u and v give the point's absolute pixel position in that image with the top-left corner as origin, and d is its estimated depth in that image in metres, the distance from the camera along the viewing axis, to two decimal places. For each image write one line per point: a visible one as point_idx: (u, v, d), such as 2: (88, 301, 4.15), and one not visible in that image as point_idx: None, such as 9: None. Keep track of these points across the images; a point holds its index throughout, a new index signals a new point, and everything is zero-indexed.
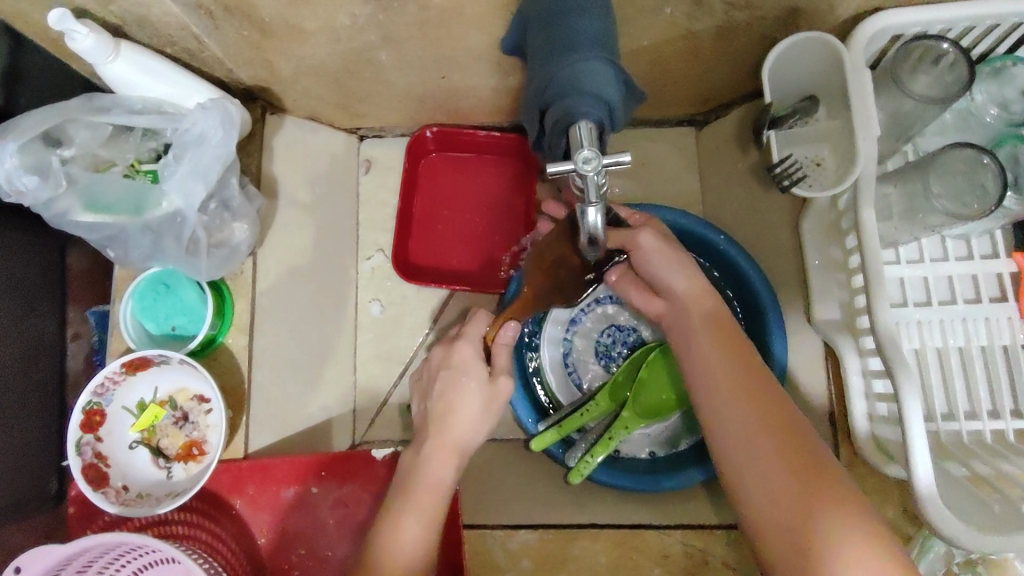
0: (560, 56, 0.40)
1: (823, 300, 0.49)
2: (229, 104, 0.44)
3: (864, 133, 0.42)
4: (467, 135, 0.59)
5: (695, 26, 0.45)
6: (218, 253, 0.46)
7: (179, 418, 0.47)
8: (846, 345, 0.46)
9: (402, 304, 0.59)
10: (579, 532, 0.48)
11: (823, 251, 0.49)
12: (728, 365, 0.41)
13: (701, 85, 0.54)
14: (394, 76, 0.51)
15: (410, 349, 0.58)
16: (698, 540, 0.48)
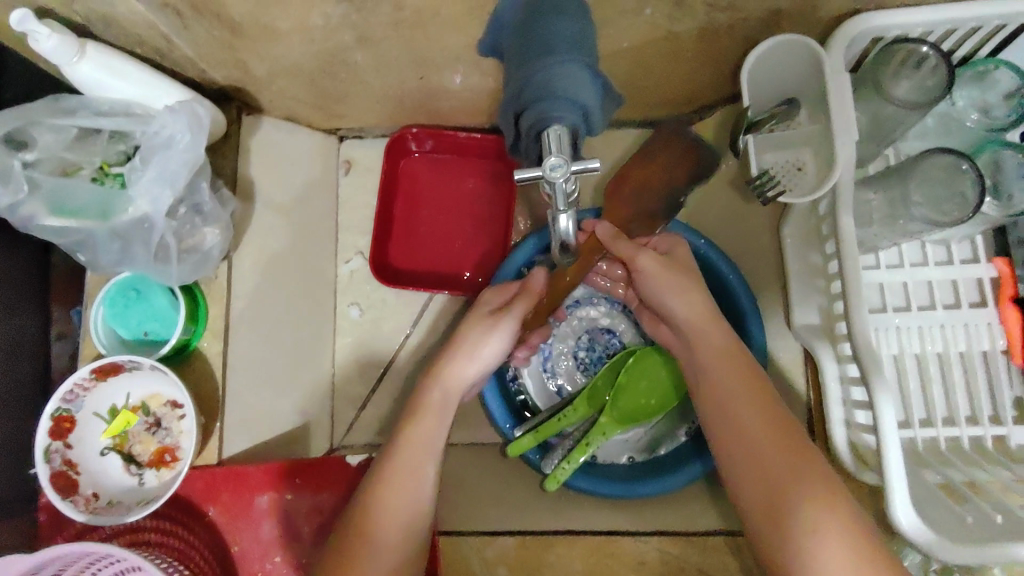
0: (534, 59, 0.39)
1: (803, 305, 0.49)
2: (198, 107, 0.45)
3: (846, 141, 0.41)
4: (447, 137, 0.59)
5: (676, 27, 0.43)
6: (190, 257, 0.48)
7: (152, 424, 0.48)
8: (824, 350, 0.46)
9: (382, 307, 0.59)
10: (556, 538, 0.47)
11: (803, 256, 0.48)
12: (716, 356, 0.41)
13: (685, 86, 0.53)
14: (371, 77, 0.51)
15: (389, 350, 0.59)
16: (674, 547, 0.47)
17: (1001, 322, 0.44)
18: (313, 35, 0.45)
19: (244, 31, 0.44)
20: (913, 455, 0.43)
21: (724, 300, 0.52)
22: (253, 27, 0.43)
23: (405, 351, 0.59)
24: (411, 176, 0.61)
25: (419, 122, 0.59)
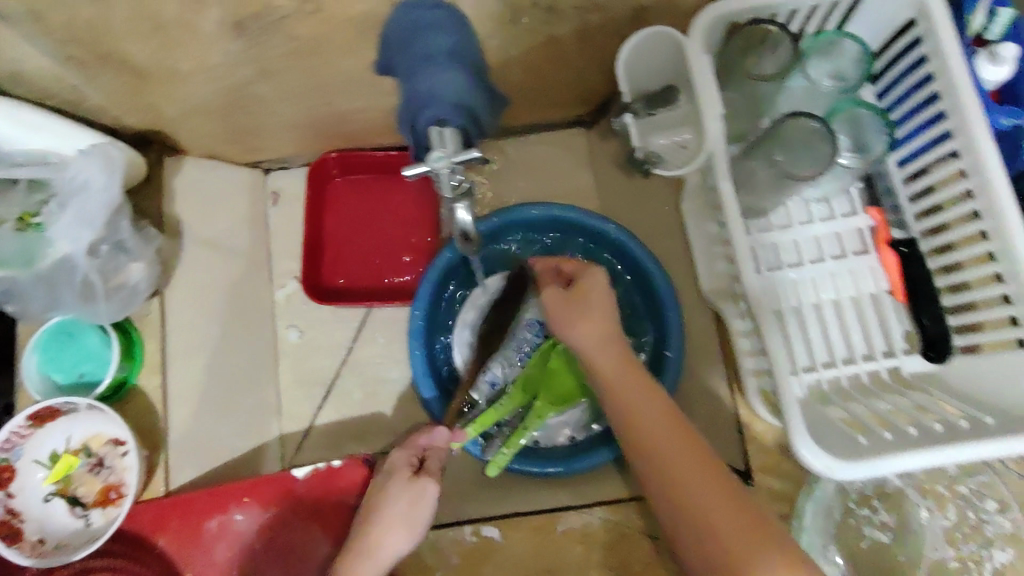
0: (420, 67, 0.45)
1: (708, 272, 0.53)
2: (112, 150, 0.48)
3: (711, 114, 0.45)
4: (365, 157, 0.62)
5: (554, 31, 0.47)
6: (117, 295, 0.51)
7: (94, 465, 0.49)
8: (730, 310, 0.50)
9: (320, 327, 0.61)
10: (501, 522, 0.50)
11: (700, 224, 0.53)
12: (631, 387, 0.42)
13: (578, 86, 0.57)
14: (278, 107, 0.54)
15: (330, 370, 0.61)
16: (615, 514, 0.49)
17: (882, 265, 0.50)
18: (217, 73, 0.47)
19: (152, 75, 0.46)
20: (820, 393, 0.47)
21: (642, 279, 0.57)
22: (155, 70, 0.46)
23: (347, 364, 0.61)
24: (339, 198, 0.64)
25: (337, 147, 0.62)
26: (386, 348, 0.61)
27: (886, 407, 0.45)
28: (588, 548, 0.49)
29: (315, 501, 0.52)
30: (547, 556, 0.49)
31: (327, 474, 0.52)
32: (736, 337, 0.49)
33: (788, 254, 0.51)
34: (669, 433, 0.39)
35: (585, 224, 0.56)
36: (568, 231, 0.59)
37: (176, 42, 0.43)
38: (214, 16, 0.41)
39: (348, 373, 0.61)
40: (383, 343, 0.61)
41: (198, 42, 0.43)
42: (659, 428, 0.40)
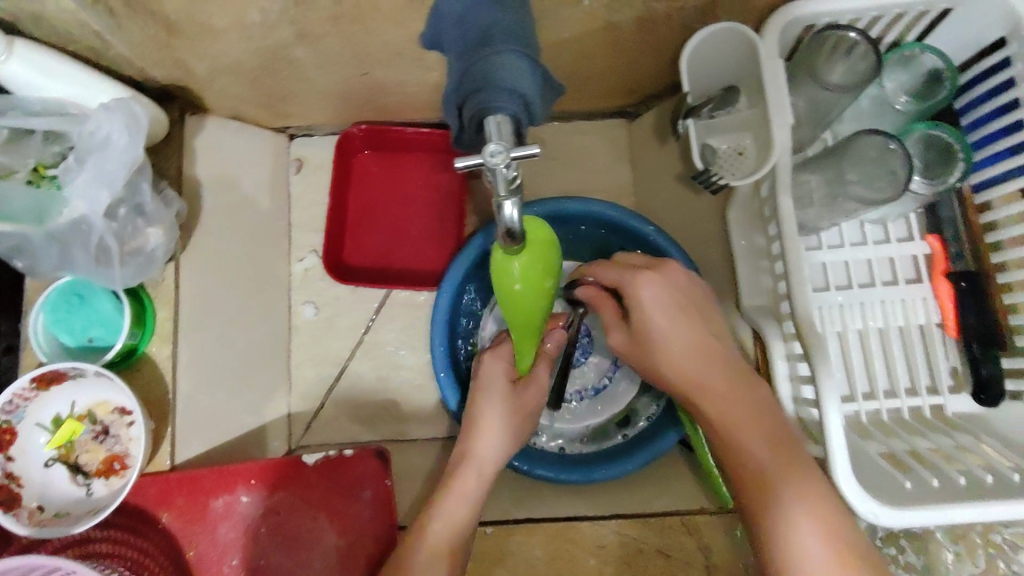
0: (478, 47, 0.59)
1: (739, 242, 0.77)
2: (135, 106, 0.66)
3: (780, 125, 0.64)
4: (401, 131, 0.90)
5: (611, 18, 0.68)
6: (135, 259, 0.72)
7: (101, 432, 0.73)
8: (771, 329, 0.72)
9: (337, 305, 0.93)
10: (568, 526, 0.73)
11: (746, 236, 0.76)
12: (734, 392, 0.62)
13: (578, 85, 0.83)
14: (308, 66, 0.77)
15: (342, 344, 0.92)
16: (631, 531, 0.72)
17: None
18: (254, 37, 0.70)
19: (350, 14, 0.66)
20: None
21: (636, 240, 0.84)
22: (193, 26, 0.67)
23: (360, 344, 0.92)
24: (358, 167, 0.94)
25: (366, 121, 0.90)
26: (400, 331, 0.92)
27: (925, 449, 0.66)
28: (604, 553, 0.71)
29: (327, 482, 0.77)
30: (560, 557, 0.71)
31: (335, 459, 0.78)
32: (778, 358, 0.71)
33: (859, 273, 0.74)
34: (766, 440, 0.59)
35: (620, 219, 0.82)
36: (608, 220, 0.83)
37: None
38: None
39: (360, 347, 0.92)
40: (394, 328, 0.92)
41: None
42: (732, 399, 0.62)
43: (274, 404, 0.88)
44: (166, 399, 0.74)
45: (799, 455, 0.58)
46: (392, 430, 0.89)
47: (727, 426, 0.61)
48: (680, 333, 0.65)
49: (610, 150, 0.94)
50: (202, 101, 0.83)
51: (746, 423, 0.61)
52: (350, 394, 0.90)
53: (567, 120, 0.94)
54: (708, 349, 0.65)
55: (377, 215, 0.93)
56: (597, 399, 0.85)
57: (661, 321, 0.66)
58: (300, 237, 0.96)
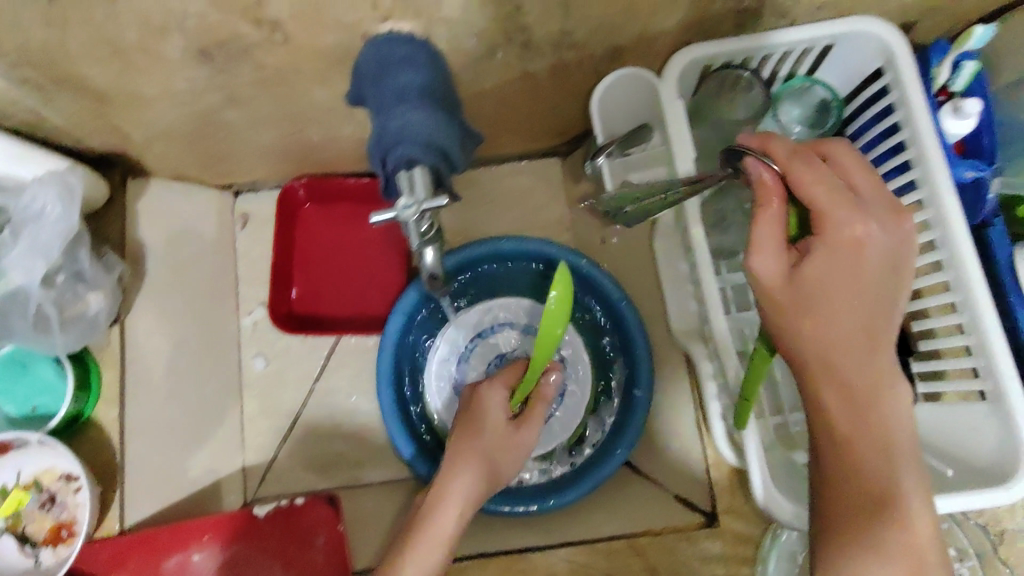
0: (392, 105, 0.62)
1: (666, 270, 0.81)
2: (70, 177, 0.69)
3: (684, 160, 0.68)
4: (341, 182, 0.93)
5: (525, 67, 0.73)
6: (76, 325, 0.72)
7: (47, 499, 0.73)
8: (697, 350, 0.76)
9: (287, 356, 0.94)
10: (518, 556, 0.74)
11: (670, 263, 0.80)
12: (852, 325, 0.53)
13: (507, 128, 0.88)
14: (242, 127, 0.80)
15: (294, 394, 0.93)
16: (580, 556, 0.74)
17: None
18: (186, 103, 0.73)
19: (276, 77, 0.70)
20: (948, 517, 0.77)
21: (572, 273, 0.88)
22: (124, 96, 0.70)
23: (313, 392, 0.93)
24: (302, 219, 0.96)
25: (307, 174, 0.93)
26: (352, 376, 0.94)
27: None
28: None
29: (280, 531, 0.77)
30: None
31: (287, 509, 0.78)
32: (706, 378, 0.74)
33: None
34: (861, 429, 0.52)
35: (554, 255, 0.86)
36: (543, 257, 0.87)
37: (136, 68, 0.66)
38: (178, 45, 0.62)
39: (312, 396, 0.93)
40: (345, 374, 0.94)
41: (164, 65, 0.66)
42: (855, 312, 0.53)
43: (227, 459, 0.88)
44: (114, 460, 0.75)
45: (880, 397, 0.53)
46: (348, 475, 0.90)
47: (848, 410, 0.53)
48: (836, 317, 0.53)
49: (545, 189, 0.98)
50: (143, 165, 0.85)
51: (864, 382, 0.53)
52: (305, 443, 0.91)
53: (502, 161, 0.98)
54: (858, 256, 0.53)
55: (322, 263, 0.96)
56: (548, 426, 0.86)
57: (845, 304, 0.53)
58: (247, 289, 0.97)
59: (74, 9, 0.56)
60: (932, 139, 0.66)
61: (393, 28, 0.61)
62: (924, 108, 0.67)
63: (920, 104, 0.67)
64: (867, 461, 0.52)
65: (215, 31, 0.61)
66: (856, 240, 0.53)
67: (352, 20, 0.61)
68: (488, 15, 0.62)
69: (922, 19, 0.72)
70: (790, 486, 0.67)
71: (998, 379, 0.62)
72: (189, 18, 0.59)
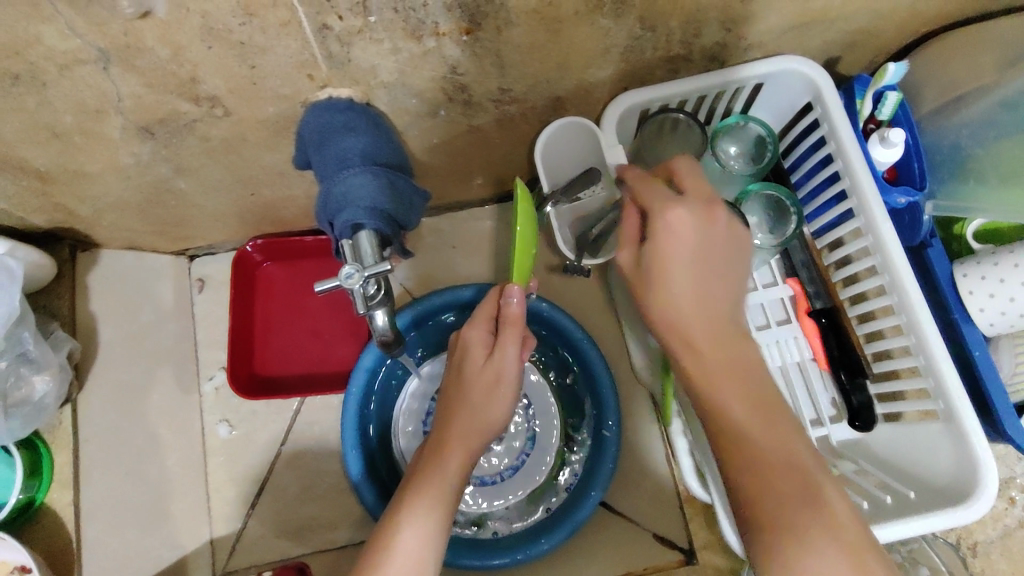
0: (337, 172, 0.63)
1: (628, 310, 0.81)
2: (10, 261, 0.68)
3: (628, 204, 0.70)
4: (297, 241, 0.93)
5: (470, 121, 0.74)
6: (21, 410, 0.70)
7: None
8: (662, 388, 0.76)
9: (253, 419, 0.92)
10: None
11: (630, 306, 0.81)
12: (714, 316, 0.55)
13: (460, 178, 0.89)
14: (193, 193, 0.80)
15: (260, 459, 0.91)
16: None
17: None
18: (133, 176, 0.73)
19: (223, 146, 0.70)
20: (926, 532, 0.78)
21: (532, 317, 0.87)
22: (67, 175, 0.70)
23: (280, 456, 0.91)
24: (262, 280, 0.95)
25: (263, 235, 0.92)
26: (320, 437, 0.92)
27: None
28: None
29: None
30: None
31: None
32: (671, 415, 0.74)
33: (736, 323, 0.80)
34: (741, 390, 0.54)
35: None
36: None
37: (76, 148, 0.65)
38: (117, 124, 0.62)
39: (280, 460, 0.91)
40: (312, 435, 0.92)
41: (105, 144, 0.65)
42: (702, 305, 0.55)
43: (193, 533, 0.85)
44: (71, 547, 0.71)
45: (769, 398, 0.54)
46: (321, 541, 0.88)
47: (743, 401, 0.53)
48: (682, 301, 0.55)
49: (504, 234, 0.98)
50: (92, 238, 0.84)
51: (735, 370, 0.54)
52: (275, 509, 0.89)
53: (460, 209, 0.98)
54: (703, 253, 0.55)
55: (285, 322, 0.95)
56: (517, 475, 0.85)
57: (680, 292, 0.55)
58: (206, 353, 0.96)
59: (6, 98, 0.56)
60: (865, 168, 0.69)
61: (333, 94, 0.63)
62: (853, 140, 0.70)
63: (848, 137, 0.70)
64: (766, 452, 0.51)
65: (153, 109, 0.61)
66: (688, 236, 0.55)
67: (291, 90, 0.62)
68: (425, 77, 0.64)
69: (843, 56, 0.77)
70: None
71: (946, 398, 0.64)
72: (125, 100, 0.59)
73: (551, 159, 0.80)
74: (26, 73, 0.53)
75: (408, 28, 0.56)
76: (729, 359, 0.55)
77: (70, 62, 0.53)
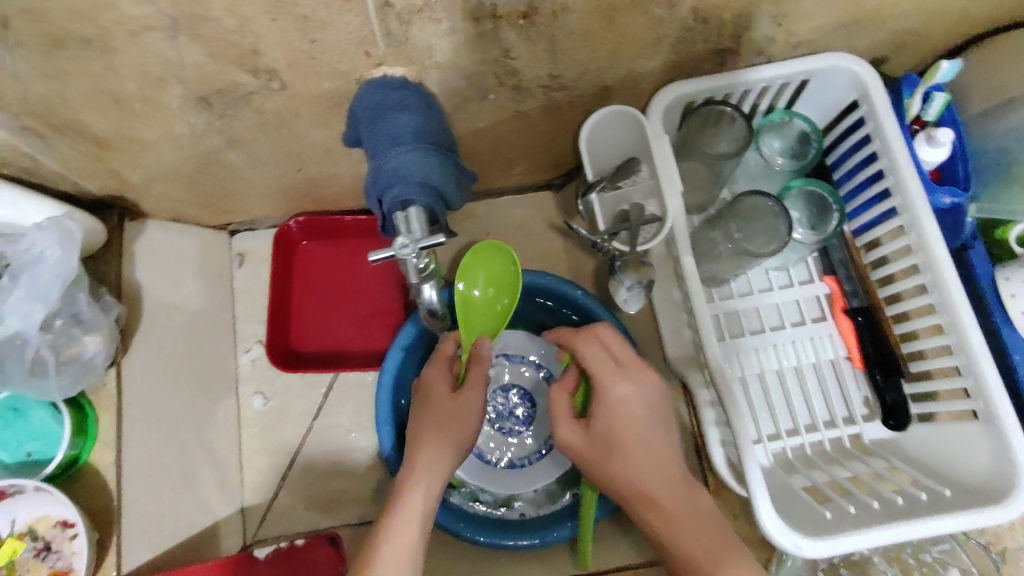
0: (390, 147, 0.65)
1: (663, 298, 0.82)
2: (67, 222, 0.69)
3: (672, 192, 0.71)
4: (338, 219, 0.95)
5: (518, 106, 0.75)
6: (70, 368, 0.72)
7: (39, 547, 0.71)
8: (697, 378, 0.76)
9: (288, 393, 0.94)
10: None
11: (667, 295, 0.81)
12: (658, 467, 0.65)
13: (501, 164, 0.90)
14: (241, 167, 0.81)
15: (292, 431, 0.93)
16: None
17: None
18: (186, 147, 0.75)
19: (277, 121, 0.72)
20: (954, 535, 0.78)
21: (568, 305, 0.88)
22: (125, 142, 0.72)
23: (312, 429, 0.93)
24: (301, 257, 0.98)
25: (305, 213, 0.94)
26: (351, 413, 0.94)
27: (843, 477, 0.71)
28: None
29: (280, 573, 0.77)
30: None
31: (288, 552, 0.78)
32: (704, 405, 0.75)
33: (772, 318, 0.81)
34: (689, 534, 0.62)
35: (553, 287, 0.86)
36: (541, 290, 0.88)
37: (136, 115, 0.67)
38: (177, 93, 0.64)
39: (311, 434, 0.93)
40: (344, 411, 0.94)
41: (164, 113, 0.67)
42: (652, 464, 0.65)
43: (225, 500, 0.87)
44: (111, 506, 0.73)
45: (716, 538, 0.62)
46: (349, 515, 0.89)
47: (695, 547, 0.61)
48: (638, 464, 0.65)
49: (540, 223, 0.99)
50: (141, 208, 0.86)
51: (687, 520, 0.63)
52: (305, 481, 0.91)
53: (497, 196, 1.00)
54: (635, 417, 0.66)
55: (321, 300, 0.97)
56: (546, 460, 0.86)
57: (638, 455, 0.65)
58: (243, 327, 0.98)
59: (76, 63, 0.57)
60: (910, 166, 0.69)
61: (387, 73, 0.65)
62: (899, 137, 0.70)
63: (895, 134, 0.70)
64: None
65: (214, 80, 0.63)
66: (622, 400, 0.67)
67: (348, 66, 0.63)
68: (478, 59, 0.65)
69: (890, 56, 0.76)
70: (798, 515, 0.66)
71: (986, 398, 0.64)
72: (187, 69, 0.61)
73: (595, 147, 0.81)
74: (98, 38, 0.55)
75: (467, 9, 0.57)
76: (683, 513, 0.63)
77: (140, 29, 0.54)
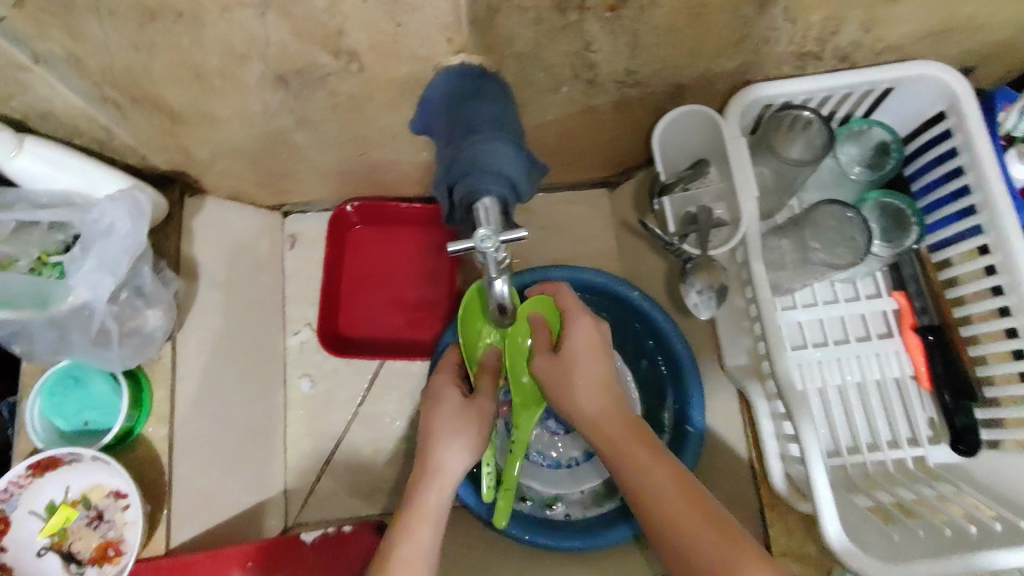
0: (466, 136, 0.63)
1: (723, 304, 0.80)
2: (138, 195, 0.70)
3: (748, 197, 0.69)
4: (393, 207, 0.95)
5: (589, 101, 0.74)
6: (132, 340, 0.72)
7: (93, 514, 0.72)
8: (757, 389, 0.74)
9: (335, 377, 0.94)
10: None
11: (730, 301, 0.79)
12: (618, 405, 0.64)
13: (562, 159, 0.89)
14: (304, 148, 0.81)
15: (338, 416, 0.93)
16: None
17: None
18: (255, 125, 0.75)
19: (348, 104, 0.71)
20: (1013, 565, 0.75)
21: (623, 306, 0.87)
22: (196, 117, 0.71)
23: (358, 415, 0.93)
24: (353, 242, 0.98)
25: (361, 198, 0.94)
26: (397, 401, 0.93)
27: (908, 498, 0.69)
28: None
29: (328, 555, 0.80)
30: None
31: (334, 537, 0.82)
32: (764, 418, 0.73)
33: (837, 331, 0.78)
34: (669, 475, 0.60)
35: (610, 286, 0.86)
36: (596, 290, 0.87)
37: (212, 90, 0.67)
38: (257, 70, 0.64)
39: (356, 419, 0.93)
40: (389, 398, 0.94)
41: (240, 90, 0.67)
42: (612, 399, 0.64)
43: (270, 480, 0.87)
44: (162, 479, 0.73)
45: (690, 483, 0.59)
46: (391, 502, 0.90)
47: (673, 494, 0.58)
48: (594, 397, 0.64)
49: (595, 221, 0.98)
50: (202, 184, 0.86)
51: (656, 459, 0.60)
52: (348, 466, 0.91)
53: (552, 190, 0.98)
54: (598, 349, 0.66)
55: (371, 286, 0.97)
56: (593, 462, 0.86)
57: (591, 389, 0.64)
58: (293, 309, 0.98)
59: (163, 35, 0.57)
60: (1000, 183, 0.66)
61: (466, 60, 0.63)
62: (990, 153, 0.67)
63: (986, 149, 0.67)
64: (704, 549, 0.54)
65: (294, 59, 0.62)
66: (587, 338, 0.66)
67: (429, 51, 0.62)
68: (559, 50, 0.64)
69: (980, 67, 0.73)
70: (860, 536, 0.65)
71: None
72: (271, 46, 0.60)
73: (664, 146, 0.79)
74: (188, 11, 0.54)
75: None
76: (646, 456, 0.60)
77: (232, 4, 0.54)
